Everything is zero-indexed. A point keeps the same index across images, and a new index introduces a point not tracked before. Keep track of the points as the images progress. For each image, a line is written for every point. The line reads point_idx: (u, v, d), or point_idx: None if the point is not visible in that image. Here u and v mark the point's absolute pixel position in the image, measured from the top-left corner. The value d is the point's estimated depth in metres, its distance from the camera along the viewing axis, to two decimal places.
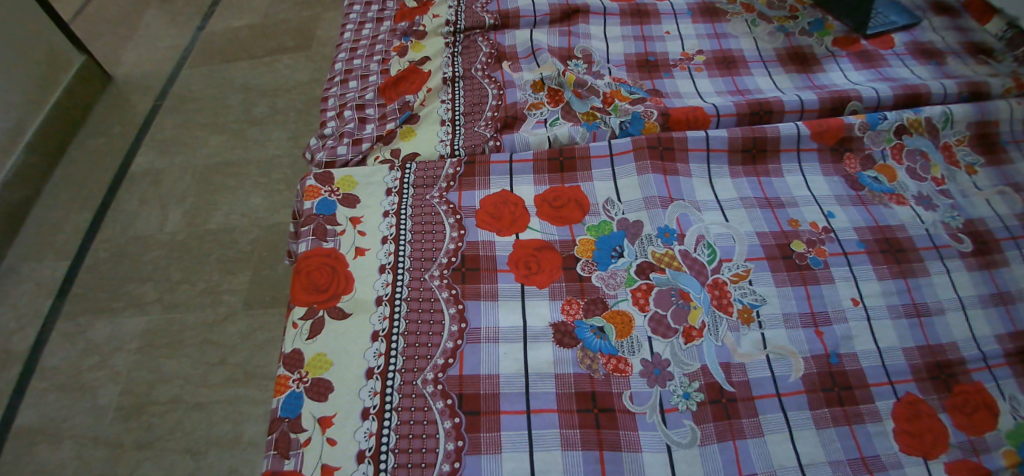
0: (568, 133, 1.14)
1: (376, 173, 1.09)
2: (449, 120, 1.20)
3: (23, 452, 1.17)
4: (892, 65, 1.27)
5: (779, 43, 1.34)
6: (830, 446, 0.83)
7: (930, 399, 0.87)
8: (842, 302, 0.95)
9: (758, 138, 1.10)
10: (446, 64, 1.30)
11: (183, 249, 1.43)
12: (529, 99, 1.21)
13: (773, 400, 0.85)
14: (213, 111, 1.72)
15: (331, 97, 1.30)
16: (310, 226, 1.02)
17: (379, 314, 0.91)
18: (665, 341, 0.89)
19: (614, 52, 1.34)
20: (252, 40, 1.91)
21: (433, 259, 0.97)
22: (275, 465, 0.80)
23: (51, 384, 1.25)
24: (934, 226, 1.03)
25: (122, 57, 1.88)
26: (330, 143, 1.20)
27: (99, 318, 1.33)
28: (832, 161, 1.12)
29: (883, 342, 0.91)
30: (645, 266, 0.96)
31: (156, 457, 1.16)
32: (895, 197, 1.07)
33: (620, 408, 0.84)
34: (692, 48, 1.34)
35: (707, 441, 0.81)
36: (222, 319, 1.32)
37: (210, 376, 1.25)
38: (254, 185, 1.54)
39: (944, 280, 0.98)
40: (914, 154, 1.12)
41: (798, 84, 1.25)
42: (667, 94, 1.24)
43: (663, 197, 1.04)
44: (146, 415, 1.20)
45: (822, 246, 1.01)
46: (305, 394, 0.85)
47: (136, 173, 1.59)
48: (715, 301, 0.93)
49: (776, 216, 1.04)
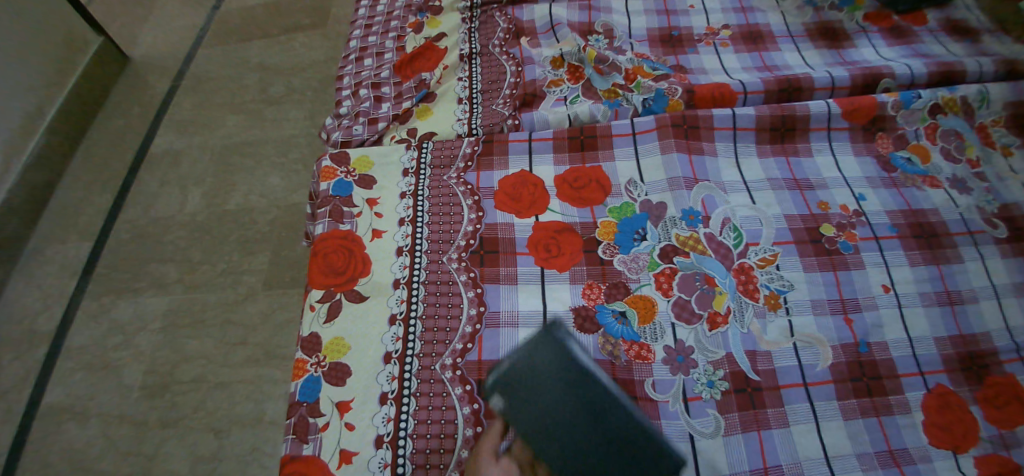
0: (589, 111, 1.11)
1: (393, 152, 1.06)
2: (466, 98, 1.16)
3: (53, 429, 1.19)
4: (926, 41, 1.21)
5: (807, 18, 1.27)
6: (856, 437, 0.81)
7: (960, 391, 0.84)
8: (872, 289, 0.91)
9: (787, 116, 1.06)
10: (463, 40, 1.26)
11: (203, 230, 1.43)
12: (549, 76, 1.17)
13: (799, 390, 0.83)
14: (229, 91, 1.70)
15: (346, 75, 1.27)
16: (327, 208, 1.00)
17: (397, 297, 0.90)
18: (688, 327, 0.87)
19: (636, 27, 1.28)
20: (267, 17, 1.87)
21: (450, 242, 0.95)
22: (294, 449, 0.80)
23: (77, 363, 1.26)
24: (968, 210, 0.99)
25: (138, 35, 1.86)
26: (345, 122, 1.17)
27: (122, 299, 1.34)
28: (864, 141, 1.08)
29: (914, 331, 0.88)
30: (669, 249, 0.94)
31: (180, 435, 1.18)
32: (929, 179, 1.03)
33: (642, 396, 0.83)
34: (718, 23, 1.28)
35: (730, 431, 0.80)
36: (243, 299, 1.32)
37: (232, 355, 1.25)
38: (272, 166, 1.53)
39: (978, 267, 0.93)
40: (949, 134, 1.06)
41: (828, 60, 1.20)
42: (691, 70, 1.20)
43: (688, 178, 1.00)
44: (171, 394, 1.22)
45: (853, 230, 0.97)
46: (324, 379, 0.85)
47: (155, 153, 1.58)
48: (741, 287, 0.91)
49: (805, 198, 1.00)
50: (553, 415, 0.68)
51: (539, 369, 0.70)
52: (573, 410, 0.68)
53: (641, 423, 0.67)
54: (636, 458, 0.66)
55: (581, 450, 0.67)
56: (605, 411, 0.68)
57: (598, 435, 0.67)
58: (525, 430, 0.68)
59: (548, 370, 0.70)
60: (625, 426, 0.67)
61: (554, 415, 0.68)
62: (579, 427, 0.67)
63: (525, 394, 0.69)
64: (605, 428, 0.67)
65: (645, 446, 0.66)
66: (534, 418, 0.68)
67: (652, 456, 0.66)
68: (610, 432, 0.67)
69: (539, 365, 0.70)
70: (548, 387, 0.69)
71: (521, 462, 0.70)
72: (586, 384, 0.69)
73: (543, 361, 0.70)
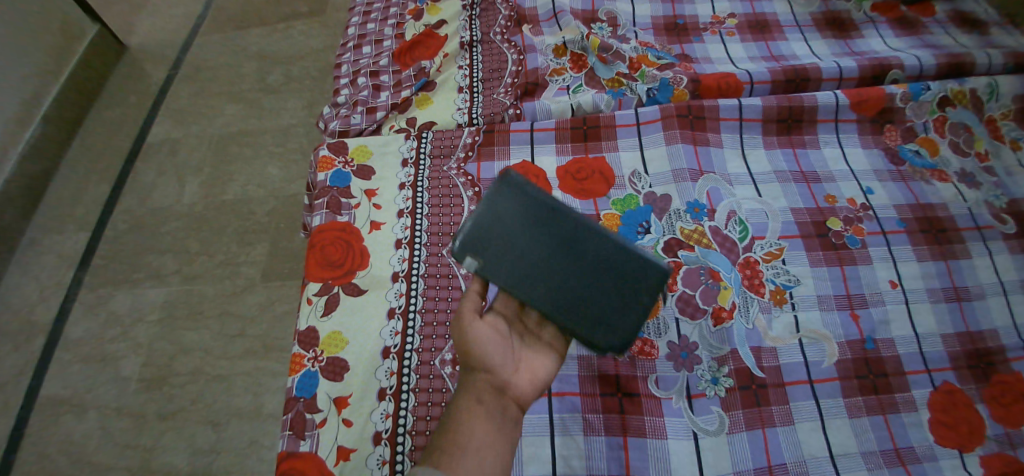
0: (591, 101, 1.08)
1: (391, 142, 1.04)
2: (467, 87, 1.14)
3: (52, 421, 1.19)
4: (934, 33, 1.19)
5: (814, 7, 1.24)
6: (862, 436, 0.80)
7: (967, 389, 0.83)
8: (879, 285, 0.90)
9: (794, 107, 1.03)
10: (463, 28, 1.23)
11: (200, 221, 1.41)
12: (551, 65, 1.15)
13: (804, 387, 0.82)
14: (227, 79, 1.68)
15: (344, 64, 1.24)
16: (324, 199, 0.98)
17: (395, 291, 0.89)
18: (692, 323, 0.85)
19: (640, 14, 1.25)
20: (265, 4, 1.84)
21: (450, 235, 0.93)
22: (291, 445, 0.79)
23: (75, 355, 1.25)
24: (977, 205, 0.97)
25: (134, 21, 1.82)
26: (343, 112, 1.15)
27: (119, 290, 1.33)
28: (872, 133, 1.05)
29: (921, 327, 0.86)
30: (673, 243, 0.92)
31: (179, 428, 1.17)
32: (938, 173, 1.01)
33: (645, 393, 0.81)
34: (724, 11, 1.25)
35: (735, 429, 0.79)
36: (241, 291, 1.31)
37: (231, 347, 1.24)
38: (270, 156, 1.51)
39: (986, 263, 0.92)
40: (958, 127, 1.04)
41: (836, 50, 1.17)
42: (697, 60, 1.17)
43: (693, 170, 0.99)
44: (169, 386, 1.21)
45: (861, 225, 0.95)
46: (321, 374, 0.83)
47: (153, 143, 1.56)
48: (746, 281, 0.89)
49: (812, 192, 0.98)
50: (530, 255, 0.67)
51: (504, 217, 0.67)
52: (548, 245, 0.67)
53: (619, 242, 0.67)
54: (624, 274, 0.66)
55: (568, 281, 0.66)
56: (578, 238, 0.67)
57: (579, 262, 0.66)
58: (505, 281, 0.67)
59: (513, 213, 0.67)
60: (603, 248, 0.66)
61: (530, 255, 0.67)
62: (557, 264, 0.66)
63: (497, 248, 0.67)
64: (585, 255, 0.67)
65: (630, 262, 0.66)
66: (513, 262, 0.67)
67: (632, 269, 0.66)
68: (591, 259, 0.67)
69: (504, 212, 0.67)
70: (517, 227, 0.67)
71: (507, 319, 0.71)
72: (555, 221, 0.67)
73: (506, 208, 0.68)
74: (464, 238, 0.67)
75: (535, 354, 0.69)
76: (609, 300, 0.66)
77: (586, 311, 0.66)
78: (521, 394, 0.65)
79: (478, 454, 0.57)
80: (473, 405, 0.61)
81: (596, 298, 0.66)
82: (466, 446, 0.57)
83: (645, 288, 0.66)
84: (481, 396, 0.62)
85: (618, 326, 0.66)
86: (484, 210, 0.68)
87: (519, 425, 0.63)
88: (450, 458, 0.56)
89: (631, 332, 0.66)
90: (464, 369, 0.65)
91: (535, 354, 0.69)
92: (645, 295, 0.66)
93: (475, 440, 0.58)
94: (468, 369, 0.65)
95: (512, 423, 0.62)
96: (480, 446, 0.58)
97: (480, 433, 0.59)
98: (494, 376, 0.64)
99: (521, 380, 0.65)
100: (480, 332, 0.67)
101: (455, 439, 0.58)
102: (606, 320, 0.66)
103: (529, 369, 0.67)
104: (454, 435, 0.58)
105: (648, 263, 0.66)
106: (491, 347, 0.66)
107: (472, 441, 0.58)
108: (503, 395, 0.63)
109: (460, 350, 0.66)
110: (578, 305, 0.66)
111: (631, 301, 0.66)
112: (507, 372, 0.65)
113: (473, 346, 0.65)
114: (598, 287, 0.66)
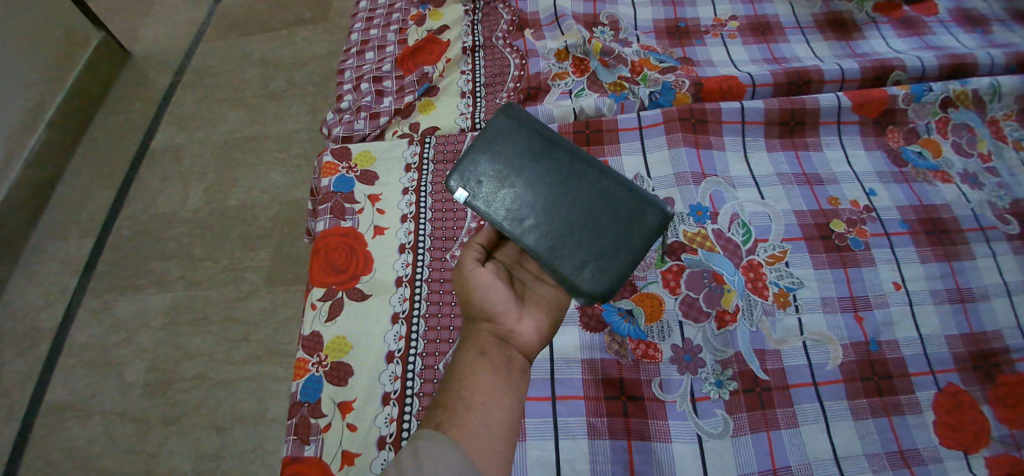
0: (594, 105, 1.08)
1: (395, 147, 1.05)
2: (470, 91, 1.15)
3: (57, 426, 1.19)
4: (937, 33, 1.18)
5: (816, 8, 1.24)
6: (867, 438, 0.80)
7: (972, 390, 0.82)
8: (883, 287, 0.90)
9: (796, 110, 1.04)
10: (466, 33, 1.23)
11: (204, 226, 1.42)
12: (553, 69, 1.15)
13: (808, 389, 0.82)
14: (231, 86, 1.69)
15: (347, 70, 1.25)
16: (328, 204, 0.98)
17: (399, 295, 0.89)
18: (696, 326, 0.86)
19: (642, 18, 1.26)
20: (269, 11, 1.85)
21: (454, 239, 0.94)
22: (296, 450, 0.80)
23: (80, 361, 1.26)
24: (980, 206, 0.97)
25: (138, 29, 1.82)
26: (347, 117, 1.15)
27: (124, 296, 1.33)
28: (874, 135, 1.05)
29: (926, 329, 0.86)
30: (677, 245, 0.92)
31: (183, 433, 1.17)
32: (940, 174, 1.00)
33: (650, 396, 0.81)
34: (726, 13, 1.25)
35: (739, 432, 0.79)
36: (246, 296, 1.31)
37: (235, 352, 1.24)
38: (274, 162, 1.51)
39: (990, 264, 0.91)
40: (960, 128, 1.04)
41: (837, 52, 1.18)
42: (699, 63, 1.17)
43: (696, 173, 0.99)
44: (174, 391, 1.21)
45: (864, 226, 0.95)
46: (325, 378, 0.84)
47: (157, 149, 1.57)
48: (749, 284, 0.89)
49: (814, 194, 0.99)
50: (520, 190, 0.68)
51: (496, 152, 0.69)
52: (540, 177, 0.68)
53: (612, 181, 0.67)
54: (613, 213, 0.66)
55: (556, 216, 0.67)
56: (570, 175, 0.68)
57: (568, 197, 0.67)
58: (493, 212, 0.67)
59: (508, 147, 0.69)
60: (594, 184, 0.67)
61: (520, 188, 0.68)
62: (546, 198, 0.67)
63: (489, 180, 0.68)
64: (575, 193, 0.67)
65: (619, 201, 0.67)
66: (502, 194, 0.68)
67: (619, 210, 0.66)
68: (580, 197, 0.67)
69: (499, 146, 0.69)
70: (511, 160, 0.69)
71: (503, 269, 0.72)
72: (550, 156, 0.69)
73: (499, 143, 0.69)
74: (458, 166, 0.69)
75: (539, 301, 0.70)
76: (595, 238, 0.66)
77: (570, 247, 0.66)
78: (526, 344, 0.66)
79: (483, 410, 0.59)
80: (476, 358, 0.63)
81: (579, 237, 0.66)
82: (470, 403, 0.59)
83: (631, 229, 0.66)
84: (484, 347, 0.64)
85: (602, 268, 0.65)
86: (481, 142, 0.70)
87: (525, 373, 0.65)
88: (455, 415, 0.59)
89: (614, 277, 0.65)
90: (468, 320, 0.68)
91: (537, 305, 0.69)
92: (630, 235, 0.66)
93: (479, 395, 0.60)
94: (472, 319, 0.67)
95: (517, 372, 0.64)
96: (486, 399, 0.60)
97: (485, 386, 0.61)
98: (496, 326, 0.66)
99: (525, 327, 0.66)
100: (482, 283, 0.68)
101: (460, 396, 0.60)
102: (591, 258, 0.65)
103: (533, 316, 0.68)
104: (458, 390, 0.61)
105: (637, 203, 0.66)
106: (494, 296, 0.67)
107: (477, 397, 0.60)
108: (507, 345, 0.65)
109: (464, 301, 0.69)
110: (567, 241, 0.66)
111: (617, 243, 0.66)
112: (509, 321, 0.66)
113: (477, 297, 0.67)
114: (585, 225, 0.66)
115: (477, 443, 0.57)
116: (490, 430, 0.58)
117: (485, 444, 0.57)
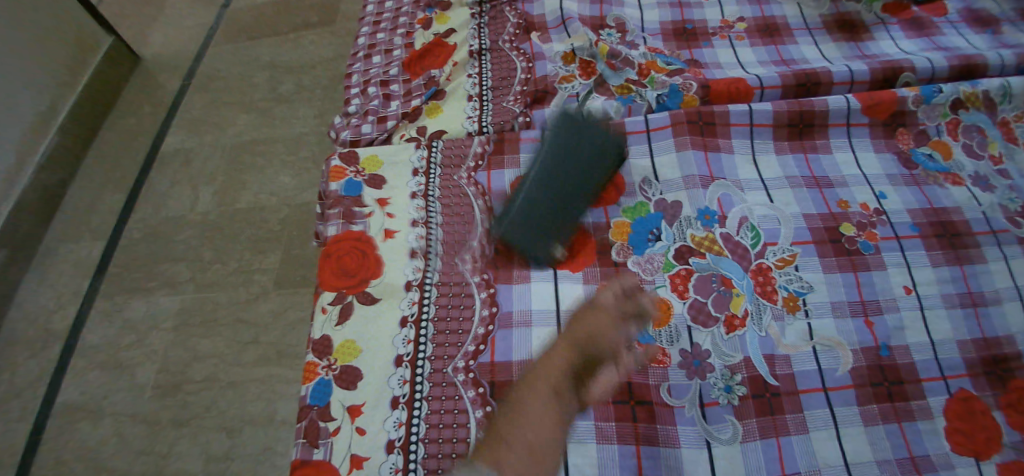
0: (602, 107, 1.09)
1: (402, 150, 1.05)
2: (476, 95, 1.15)
3: (67, 428, 1.20)
4: (947, 34, 1.17)
5: (825, 9, 1.23)
6: (878, 444, 0.79)
7: (983, 396, 0.82)
8: (893, 290, 0.89)
9: (805, 112, 1.03)
10: (472, 36, 1.24)
11: (214, 229, 1.43)
12: (560, 72, 1.15)
13: (819, 395, 0.81)
14: (240, 89, 1.70)
15: (355, 73, 1.25)
16: (337, 209, 0.99)
17: (408, 300, 0.90)
18: (705, 330, 0.85)
19: (649, 20, 1.25)
20: (278, 15, 1.86)
21: (463, 245, 0.94)
22: (305, 453, 0.80)
23: (90, 363, 1.27)
24: (991, 208, 0.96)
25: (149, 33, 1.84)
26: (354, 121, 1.16)
27: (134, 298, 1.35)
28: (884, 136, 1.04)
29: (936, 334, 0.86)
30: (684, 249, 0.92)
31: (192, 435, 1.18)
32: (951, 176, 1.00)
33: (658, 401, 0.81)
34: (733, 15, 1.25)
35: (748, 437, 0.78)
36: (255, 298, 1.32)
37: (244, 355, 1.25)
38: (283, 164, 1.52)
39: (1001, 267, 0.90)
40: (971, 129, 1.03)
41: (846, 53, 1.17)
42: (706, 65, 1.17)
43: (704, 176, 0.99)
44: (183, 393, 1.22)
45: (874, 230, 0.94)
46: (334, 382, 0.84)
47: (167, 152, 1.58)
48: (759, 288, 0.89)
49: (824, 197, 0.98)
50: (548, 172, 0.92)
51: (557, 143, 0.94)
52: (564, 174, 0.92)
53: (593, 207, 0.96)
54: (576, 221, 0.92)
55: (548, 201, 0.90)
56: (581, 186, 0.93)
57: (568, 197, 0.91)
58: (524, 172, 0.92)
59: (564, 148, 0.93)
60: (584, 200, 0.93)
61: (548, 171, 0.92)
62: (556, 185, 0.91)
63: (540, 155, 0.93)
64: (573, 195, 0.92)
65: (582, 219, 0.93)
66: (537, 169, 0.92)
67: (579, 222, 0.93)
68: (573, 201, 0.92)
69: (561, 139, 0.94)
70: (558, 155, 0.93)
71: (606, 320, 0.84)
72: (583, 169, 0.93)
73: (562, 141, 0.94)
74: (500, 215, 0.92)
75: (609, 369, 0.82)
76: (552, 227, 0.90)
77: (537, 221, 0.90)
78: (588, 396, 0.80)
79: (523, 436, 0.73)
80: (535, 396, 0.76)
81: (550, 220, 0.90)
82: (513, 440, 0.72)
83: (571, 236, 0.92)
84: (548, 395, 0.77)
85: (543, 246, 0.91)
86: None
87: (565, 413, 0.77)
88: (508, 437, 0.72)
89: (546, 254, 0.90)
90: (555, 360, 0.80)
91: (607, 372, 0.82)
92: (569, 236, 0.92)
93: (527, 427, 0.74)
94: (555, 361, 0.80)
95: (558, 416, 0.76)
96: (529, 439, 0.73)
97: (533, 427, 0.74)
98: (564, 381, 0.78)
99: (587, 385, 0.80)
100: (587, 334, 0.82)
101: (510, 425, 0.74)
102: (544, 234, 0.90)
103: (601, 380, 0.81)
104: (513, 417, 0.74)
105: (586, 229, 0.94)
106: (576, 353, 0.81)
107: (526, 419, 0.74)
108: (564, 396, 0.77)
109: (571, 334, 0.83)
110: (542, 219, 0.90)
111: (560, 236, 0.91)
112: (579, 386, 0.79)
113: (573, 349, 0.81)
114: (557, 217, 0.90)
115: (513, 464, 0.70)
116: (531, 455, 0.72)
117: (522, 466, 0.70)
